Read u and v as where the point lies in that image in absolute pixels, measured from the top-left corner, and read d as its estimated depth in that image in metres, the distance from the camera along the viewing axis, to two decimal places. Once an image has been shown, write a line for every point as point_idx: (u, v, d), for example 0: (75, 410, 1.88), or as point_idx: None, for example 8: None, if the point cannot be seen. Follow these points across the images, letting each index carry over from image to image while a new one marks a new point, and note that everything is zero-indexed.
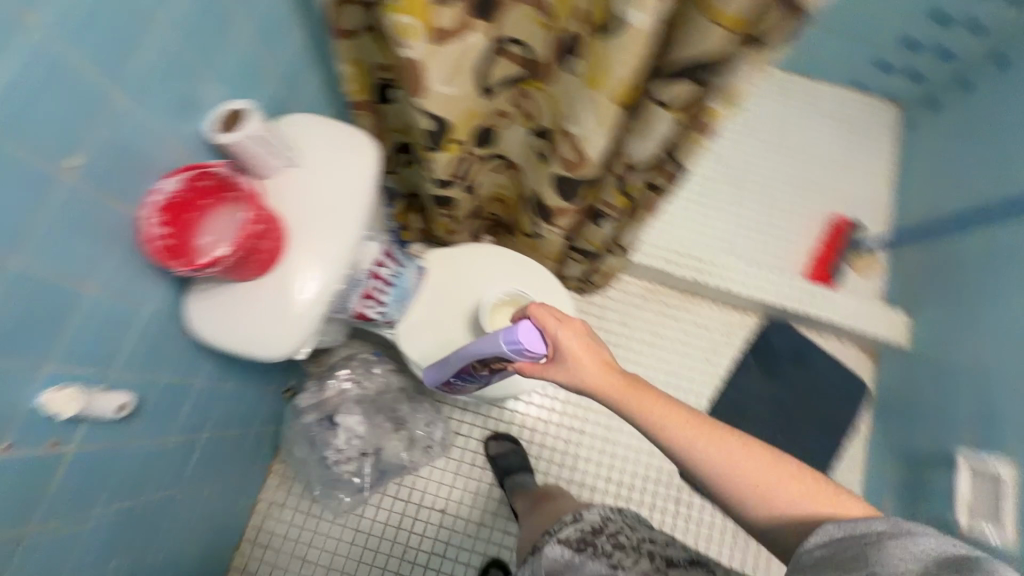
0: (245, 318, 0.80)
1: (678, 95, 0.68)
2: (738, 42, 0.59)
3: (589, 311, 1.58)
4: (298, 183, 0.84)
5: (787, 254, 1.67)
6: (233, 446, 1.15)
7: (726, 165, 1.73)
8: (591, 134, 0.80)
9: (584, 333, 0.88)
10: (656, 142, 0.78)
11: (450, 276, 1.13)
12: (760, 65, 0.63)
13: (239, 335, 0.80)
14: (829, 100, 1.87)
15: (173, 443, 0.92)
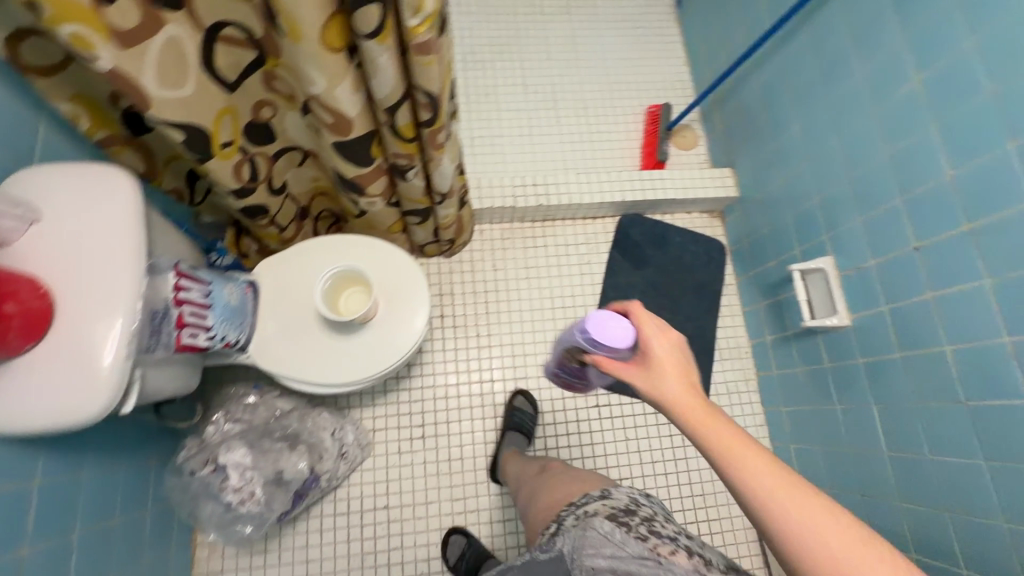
0: (36, 393, 0.74)
1: (373, 23, 0.68)
2: None
3: (460, 270, 1.61)
4: (45, 238, 0.78)
5: (618, 155, 1.78)
6: (129, 535, 1.07)
7: (536, 96, 1.85)
8: (330, 90, 0.80)
9: (676, 348, 0.76)
10: (389, 77, 0.79)
11: (284, 282, 1.10)
12: None
13: (36, 414, 0.74)
14: (610, 7, 1.99)
15: (34, 556, 0.84)
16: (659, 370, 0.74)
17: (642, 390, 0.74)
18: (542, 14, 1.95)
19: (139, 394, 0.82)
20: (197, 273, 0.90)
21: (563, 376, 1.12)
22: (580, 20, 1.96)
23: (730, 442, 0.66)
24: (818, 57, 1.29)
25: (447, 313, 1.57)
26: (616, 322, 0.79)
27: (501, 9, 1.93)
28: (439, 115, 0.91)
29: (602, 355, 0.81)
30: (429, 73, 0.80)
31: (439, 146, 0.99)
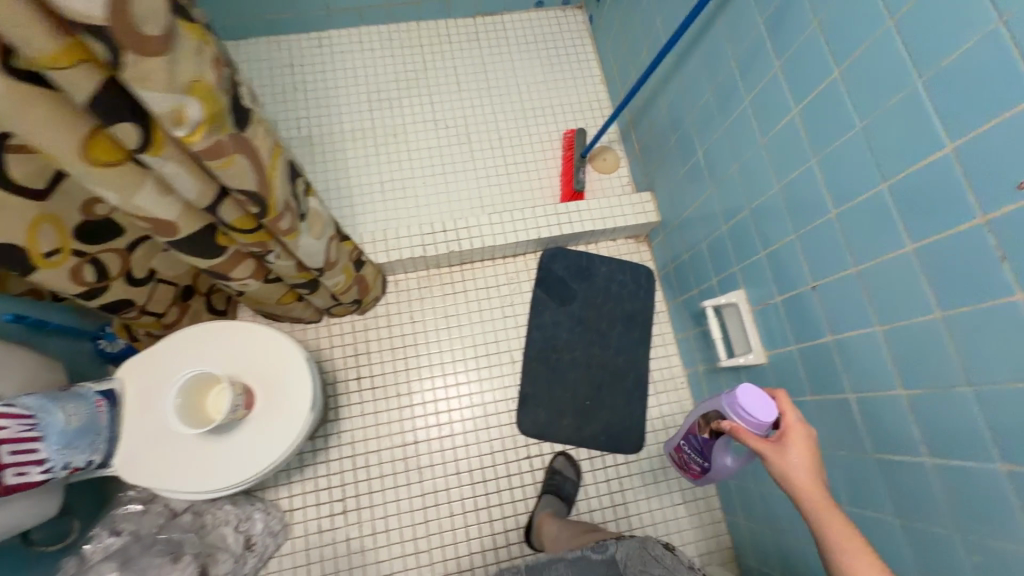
0: None
1: (134, 139, 0.60)
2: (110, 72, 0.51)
3: (376, 326, 1.53)
4: None
5: (537, 186, 1.71)
6: None
7: (449, 132, 1.77)
8: (127, 201, 0.72)
9: (808, 436, 0.88)
10: (191, 185, 0.71)
11: (147, 385, 1.02)
12: (167, 81, 0.55)
13: None
14: (520, 29, 1.92)
15: None
16: (793, 448, 0.86)
17: (774, 467, 0.86)
18: (450, 44, 1.87)
19: None
20: (16, 408, 0.81)
21: (685, 452, 1.27)
22: (490, 46, 1.88)
23: (836, 524, 0.76)
24: (711, 83, 1.23)
25: (363, 374, 1.50)
26: (752, 396, 0.93)
27: (407, 43, 1.85)
28: (275, 206, 0.84)
29: (738, 421, 0.95)
30: (234, 172, 0.72)
31: (291, 231, 0.92)
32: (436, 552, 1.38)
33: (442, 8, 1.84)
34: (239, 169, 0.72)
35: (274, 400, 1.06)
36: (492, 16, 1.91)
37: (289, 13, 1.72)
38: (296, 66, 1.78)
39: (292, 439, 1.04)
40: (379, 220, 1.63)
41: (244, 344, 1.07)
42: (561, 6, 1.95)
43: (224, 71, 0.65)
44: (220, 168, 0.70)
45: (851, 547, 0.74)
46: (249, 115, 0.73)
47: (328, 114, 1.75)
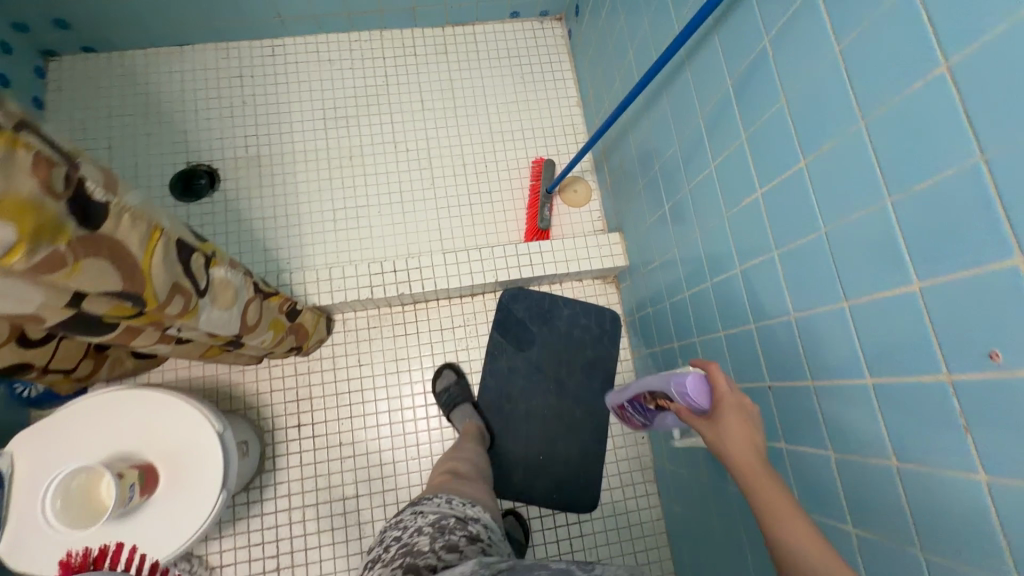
0: None
1: None
2: None
3: (320, 369, 1.44)
4: None
5: (501, 219, 1.60)
6: None
7: (409, 156, 1.65)
8: None
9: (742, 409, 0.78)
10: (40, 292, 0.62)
11: (43, 459, 0.95)
12: None
13: None
14: (493, 43, 1.77)
15: None
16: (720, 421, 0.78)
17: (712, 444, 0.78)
18: (416, 57, 1.73)
19: None
20: None
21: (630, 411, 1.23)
22: (459, 60, 1.74)
23: (766, 483, 0.68)
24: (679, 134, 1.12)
25: (305, 421, 1.41)
26: (688, 380, 0.83)
27: (369, 54, 1.71)
28: (160, 296, 0.75)
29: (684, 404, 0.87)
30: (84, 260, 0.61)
31: (190, 313, 0.83)
32: None
33: (407, 17, 1.70)
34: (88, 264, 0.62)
35: (182, 480, 0.98)
36: (462, 26, 1.77)
37: (237, 20, 1.58)
38: (246, 77, 1.64)
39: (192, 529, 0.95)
40: (329, 253, 1.53)
41: (155, 418, 1.00)
42: (539, 17, 1.80)
43: (60, 170, 0.55)
44: (70, 276, 0.61)
45: (780, 514, 0.65)
46: (111, 209, 0.63)
47: (279, 131, 1.62)
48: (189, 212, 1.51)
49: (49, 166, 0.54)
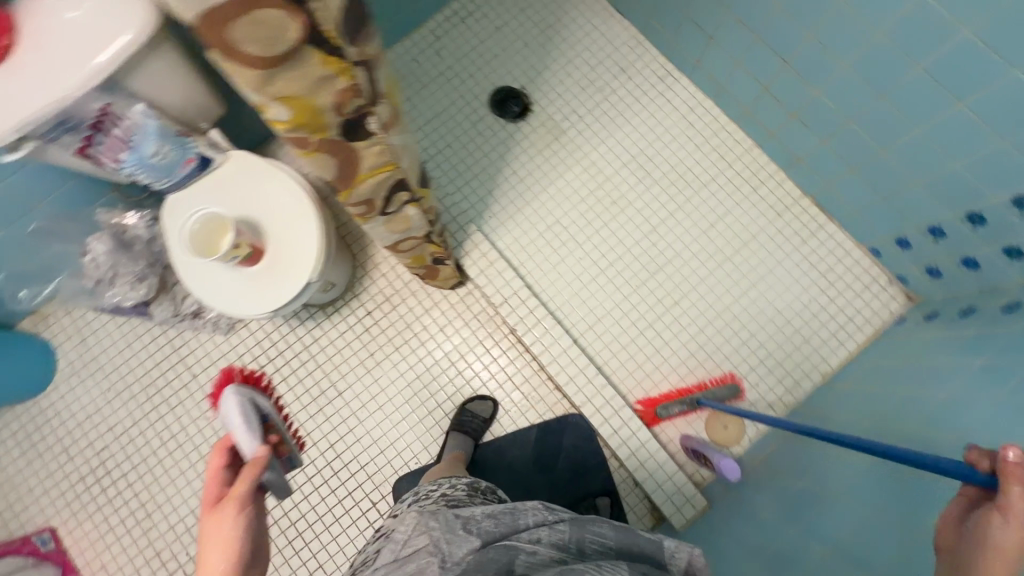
0: None
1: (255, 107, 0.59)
2: (251, 75, 0.51)
3: (420, 297, 1.53)
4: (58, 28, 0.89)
5: (649, 371, 1.46)
6: None
7: (650, 247, 1.55)
8: None
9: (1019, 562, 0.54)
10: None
11: (229, 177, 1.16)
12: (285, 95, 0.55)
13: None
14: (825, 250, 1.52)
15: None
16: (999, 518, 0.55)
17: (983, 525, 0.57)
18: (753, 191, 1.56)
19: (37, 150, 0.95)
20: (128, 112, 0.99)
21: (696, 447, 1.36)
22: (780, 231, 1.53)
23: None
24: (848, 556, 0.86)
25: (373, 314, 1.53)
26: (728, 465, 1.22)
27: (723, 152, 1.58)
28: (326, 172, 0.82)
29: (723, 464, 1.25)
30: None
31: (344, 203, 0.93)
32: None
33: (787, 159, 1.52)
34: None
35: (263, 278, 1.12)
36: (820, 210, 1.53)
37: (671, 35, 1.55)
38: (624, 75, 1.65)
39: (242, 309, 1.11)
40: (517, 242, 1.55)
41: (290, 225, 1.14)
42: (893, 277, 1.47)
43: (368, 118, 0.65)
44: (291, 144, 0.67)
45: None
46: (379, 149, 0.72)
47: (596, 131, 1.63)
48: (483, 116, 1.65)
49: (361, 110, 0.63)
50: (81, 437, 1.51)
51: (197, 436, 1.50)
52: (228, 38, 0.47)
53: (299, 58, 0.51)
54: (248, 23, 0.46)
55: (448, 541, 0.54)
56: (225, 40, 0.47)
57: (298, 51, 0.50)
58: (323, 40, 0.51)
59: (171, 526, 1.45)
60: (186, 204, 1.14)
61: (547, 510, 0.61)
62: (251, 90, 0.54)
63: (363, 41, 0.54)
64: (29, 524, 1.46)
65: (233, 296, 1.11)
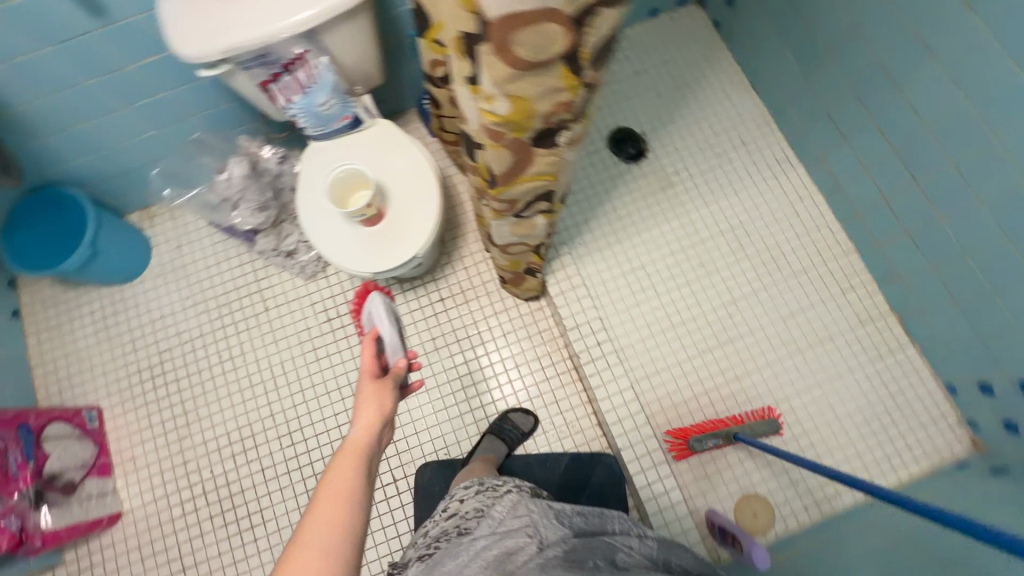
0: (208, 28, 0.97)
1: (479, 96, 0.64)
2: (505, 72, 0.56)
3: (494, 299, 1.58)
4: None
5: (693, 436, 1.46)
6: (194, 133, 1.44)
7: (727, 317, 1.55)
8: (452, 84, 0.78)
9: None
10: (471, 113, 0.75)
11: (371, 142, 1.24)
12: (518, 96, 0.60)
13: (200, 34, 0.97)
14: (899, 371, 1.50)
15: (153, 85, 1.26)
16: None
17: None
18: (842, 293, 1.56)
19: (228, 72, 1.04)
20: (317, 65, 1.07)
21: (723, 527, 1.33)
22: (858, 339, 1.53)
23: None
24: None
25: (446, 303, 1.58)
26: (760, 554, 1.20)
27: (822, 247, 1.59)
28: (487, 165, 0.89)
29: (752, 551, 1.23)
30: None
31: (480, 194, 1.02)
32: (304, 410, 1.54)
33: (885, 272, 1.52)
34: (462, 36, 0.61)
35: (382, 240, 1.18)
36: (903, 331, 1.52)
37: (803, 123, 1.58)
38: (744, 148, 1.68)
39: (348, 262, 1.17)
40: (599, 275, 1.57)
41: (413, 201, 1.21)
42: (962, 419, 1.44)
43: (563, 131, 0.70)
44: (483, 133, 0.73)
45: None
46: (552, 160, 0.78)
47: (704, 192, 1.66)
48: (598, 149, 1.70)
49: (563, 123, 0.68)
50: (149, 333, 1.59)
51: (253, 364, 1.57)
52: (506, 42, 0.52)
53: (550, 69, 0.56)
54: (529, 33, 0.51)
55: (544, 525, 0.63)
56: (502, 42, 0.52)
57: (553, 63, 0.55)
58: (574, 60, 0.56)
59: (204, 441, 1.52)
60: (332, 156, 1.24)
61: (632, 523, 0.69)
62: (493, 82, 0.59)
63: (599, 68, 0.60)
64: (81, 398, 1.54)
65: (344, 248, 1.18)
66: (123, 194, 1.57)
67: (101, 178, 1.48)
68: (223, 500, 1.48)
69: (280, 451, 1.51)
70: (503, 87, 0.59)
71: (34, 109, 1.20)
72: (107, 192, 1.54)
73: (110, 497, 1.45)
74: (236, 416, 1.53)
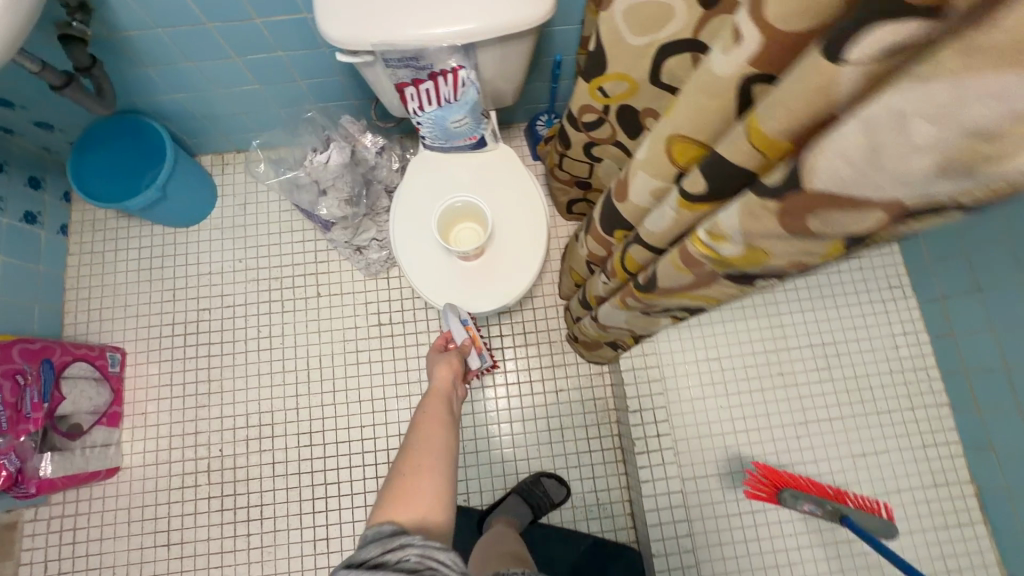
0: (362, 16, 0.86)
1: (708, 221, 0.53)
2: (773, 227, 0.44)
3: (556, 350, 1.48)
4: None
5: (731, 557, 1.33)
6: (296, 98, 1.33)
7: (793, 437, 1.43)
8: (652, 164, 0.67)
9: None
10: (666, 219, 0.63)
11: (491, 170, 1.13)
12: (761, 247, 0.48)
13: (351, 18, 0.86)
14: (963, 548, 1.36)
15: (273, 47, 1.14)
16: None
17: None
18: (921, 446, 1.43)
19: (365, 62, 0.93)
20: (464, 84, 0.96)
21: None
22: (927, 500, 1.40)
23: None
24: None
25: (504, 340, 1.48)
26: None
27: (913, 391, 1.46)
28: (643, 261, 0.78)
29: None
30: (766, 118, 0.41)
31: (613, 279, 0.90)
32: (330, 412, 1.44)
33: (976, 440, 1.39)
34: (717, 155, 0.49)
35: (484, 281, 1.08)
36: (977, 506, 1.39)
37: (935, 256, 1.44)
38: (858, 261, 1.54)
39: (425, 290, 1.07)
40: (671, 355, 1.46)
41: (513, 247, 1.10)
42: None
43: (771, 278, 0.58)
44: (676, 249, 0.62)
45: None
46: (732, 292, 0.65)
47: (803, 296, 1.53)
48: None
49: (781, 275, 0.56)
50: (193, 287, 1.50)
51: (289, 349, 1.47)
52: (801, 209, 0.40)
53: (831, 240, 0.43)
54: (843, 213, 0.38)
55: None
56: (795, 206, 0.40)
57: (841, 238, 0.42)
58: (861, 240, 0.43)
59: (222, 415, 1.44)
60: (447, 176, 1.13)
61: None
62: (743, 229, 0.47)
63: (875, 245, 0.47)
64: (109, 335, 1.46)
65: (425, 274, 1.08)
66: (202, 136, 1.47)
67: (186, 116, 1.37)
68: (226, 482, 1.40)
69: (296, 448, 1.43)
70: (753, 233, 0.47)
71: (141, 39, 1.09)
72: (187, 131, 1.43)
73: (113, 448, 1.37)
74: (260, 398, 1.45)
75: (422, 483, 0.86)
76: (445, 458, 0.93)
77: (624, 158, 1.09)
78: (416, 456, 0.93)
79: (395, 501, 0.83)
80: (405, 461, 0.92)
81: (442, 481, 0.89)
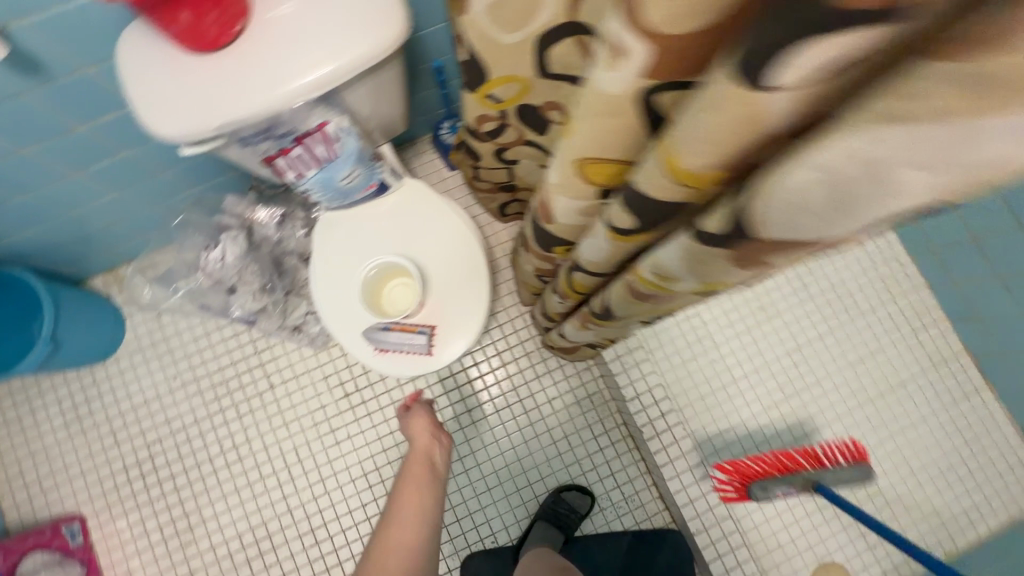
0: (189, 98, 0.72)
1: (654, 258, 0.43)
2: None
3: (536, 360, 1.40)
4: (289, 23, 0.72)
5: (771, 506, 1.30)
6: (168, 193, 1.16)
7: (793, 367, 1.40)
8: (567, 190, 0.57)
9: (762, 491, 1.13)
10: (602, 248, 0.54)
11: (404, 211, 1.02)
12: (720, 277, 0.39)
13: (180, 106, 0.72)
14: (974, 417, 1.39)
15: (115, 151, 0.98)
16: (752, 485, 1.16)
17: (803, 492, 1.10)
18: (911, 335, 1.43)
19: (213, 147, 0.79)
20: (339, 136, 0.84)
21: None
22: (932, 385, 1.41)
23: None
24: None
25: (481, 368, 1.40)
26: None
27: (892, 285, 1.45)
28: (595, 281, 0.69)
29: None
30: (692, 139, 0.31)
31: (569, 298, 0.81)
32: (326, 502, 1.32)
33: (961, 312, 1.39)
34: (640, 188, 0.40)
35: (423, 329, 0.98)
36: (978, 374, 1.41)
37: None
38: None
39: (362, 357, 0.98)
40: None
41: (449, 291, 0.99)
42: None
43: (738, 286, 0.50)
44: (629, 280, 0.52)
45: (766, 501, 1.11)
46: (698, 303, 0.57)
47: None
48: None
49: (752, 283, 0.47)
50: (133, 422, 1.34)
51: (258, 455, 1.33)
52: None
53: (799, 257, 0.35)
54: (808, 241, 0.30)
55: None
56: None
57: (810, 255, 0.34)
58: (832, 248, 0.37)
59: (213, 547, 1.30)
60: (361, 230, 1.01)
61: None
62: None
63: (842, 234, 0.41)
64: (59, 504, 1.31)
65: (358, 340, 0.98)
66: (79, 261, 1.28)
67: (50, 248, 1.19)
68: None
69: (302, 551, 1.30)
70: None
71: None
72: (60, 262, 1.25)
73: None
74: (246, 513, 1.31)
75: (404, 534, 0.85)
76: (431, 503, 0.92)
77: (540, 155, 0.98)
78: (401, 506, 0.91)
79: (375, 557, 0.83)
80: (389, 513, 0.91)
81: (424, 526, 0.88)
